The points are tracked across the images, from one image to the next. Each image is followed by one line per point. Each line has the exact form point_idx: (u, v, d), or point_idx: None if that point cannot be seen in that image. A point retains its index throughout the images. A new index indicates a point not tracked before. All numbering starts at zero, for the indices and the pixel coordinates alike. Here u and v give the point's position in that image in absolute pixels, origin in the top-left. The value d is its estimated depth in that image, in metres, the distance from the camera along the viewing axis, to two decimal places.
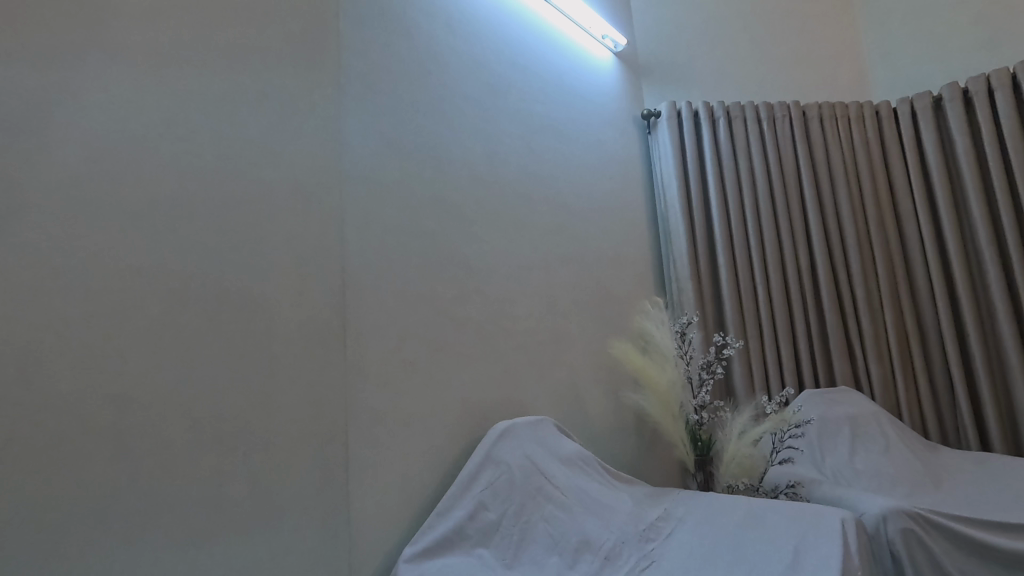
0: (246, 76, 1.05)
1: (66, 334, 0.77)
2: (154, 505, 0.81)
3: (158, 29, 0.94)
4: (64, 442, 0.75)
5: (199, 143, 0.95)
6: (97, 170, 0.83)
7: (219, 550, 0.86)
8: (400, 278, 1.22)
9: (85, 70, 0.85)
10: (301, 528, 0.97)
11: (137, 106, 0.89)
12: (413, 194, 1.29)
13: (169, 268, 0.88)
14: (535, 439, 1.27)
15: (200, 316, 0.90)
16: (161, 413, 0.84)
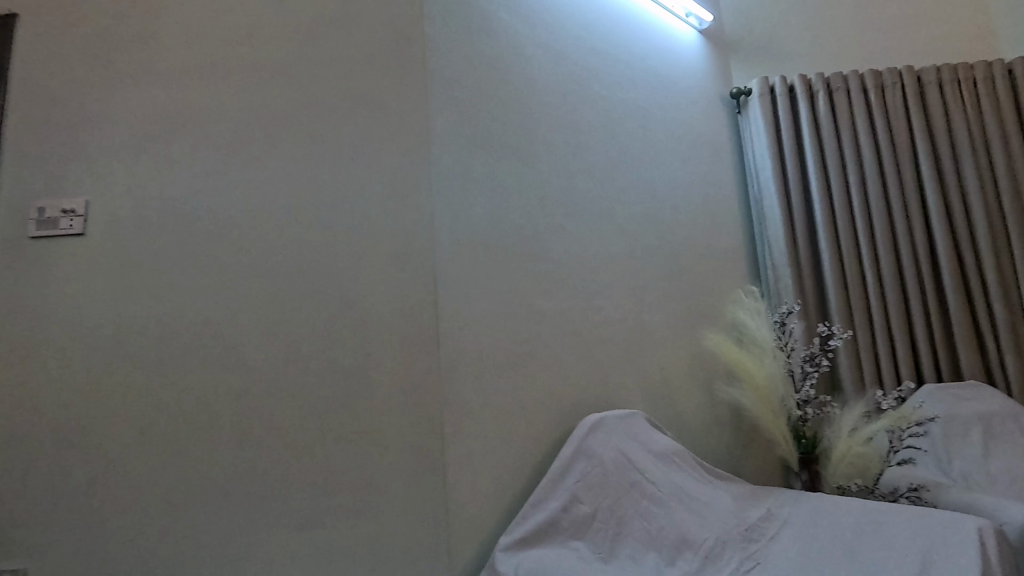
0: (340, 103, 1.23)
1: (243, 331, 1.15)
2: (296, 460, 1.10)
3: (283, 89, 1.24)
4: (244, 404, 1.12)
5: (311, 174, 1.20)
6: (253, 217, 1.20)
7: (332, 505, 1.08)
8: (489, 272, 1.23)
9: (248, 142, 1.23)
10: (395, 504, 1.07)
11: (274, 159, 1.22)
12: (498, 187, 1.30)
13: (297, 278, 1.16)
14: (627, 431, 1.24)
15: (315, 313, 1.14)
16: (295, 389, 1.12)
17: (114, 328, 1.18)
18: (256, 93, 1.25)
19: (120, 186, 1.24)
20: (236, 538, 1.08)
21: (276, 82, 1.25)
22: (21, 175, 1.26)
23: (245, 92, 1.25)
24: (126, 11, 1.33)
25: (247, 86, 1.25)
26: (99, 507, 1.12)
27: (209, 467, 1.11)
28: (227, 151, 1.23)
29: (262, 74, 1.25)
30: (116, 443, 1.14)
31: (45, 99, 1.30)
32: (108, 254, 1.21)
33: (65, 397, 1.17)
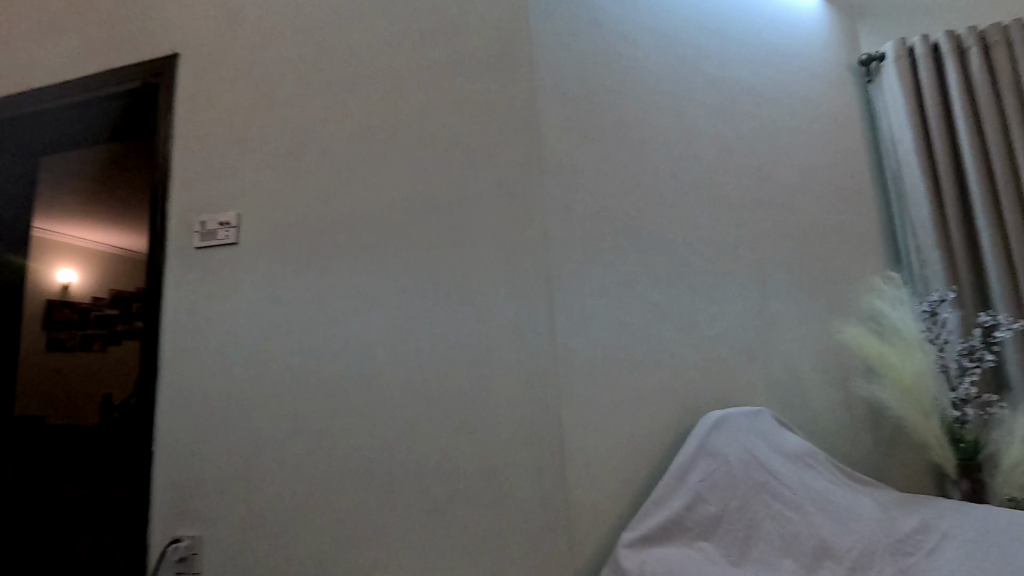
0: (451, 108, 1.28)
1: (371, 327, 1.24)
2: (422, 448, 1.16)
3: (399, 98, 1.32)
4: (374, 395, 1.21)
5: (426, 177, 1.26)
6: (376, 220, 1.28)
7: (457, 492, 1.13)
8: (601, 265, 1.22)
9: (369, 151, 1.31)
10: (515, 494, 1.10)
11: (392, 165, 1.29)
12: (607, 178, 1.28)
13: (418, 275, 1.23)
14: (755, 430, 1.15)
15: (435, 309, 1.20)
16: (419, 381, 1.19)
17: (263, 326, 1.32)
18: (375, 104, 1.33)
19: (264, 198, 1.38)
20: (370, 518, 1.17)
21: (393, 91, 1.33)
22: (189, 193, 1.45)
23: (365, 105, 1.34)
24: (263, 40, 1.47)
25: (367, 98, 1.34)
26: (259, 486, 1.26)
27: (346, 452, 1.21)
28: (352, 160, 1.32)
29: (380, 85, 1.34)
30: (269, 429, 1.27)
31: (204, 126, 1.48)
32: (257, 260, 1.36)
33: (228, 387, 1.32)
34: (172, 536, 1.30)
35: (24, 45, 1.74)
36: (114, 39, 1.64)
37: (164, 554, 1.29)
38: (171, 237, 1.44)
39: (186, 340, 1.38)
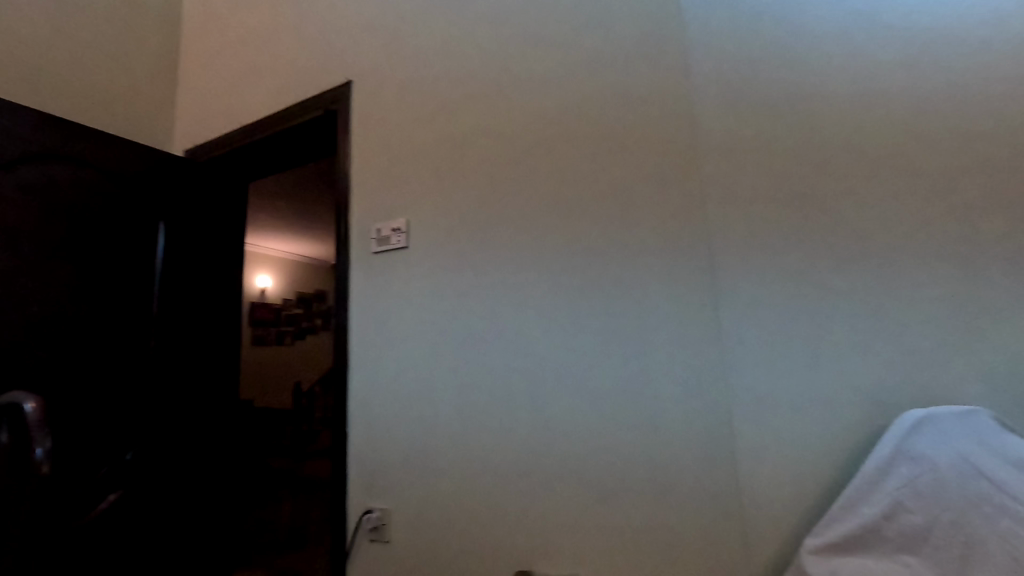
0: (602, 109, 1.32)
1: (532, 321, 1.32)
2: (585, 436, 1.21)
3: (550, 103, 1.38)
4: (538, 385, 1.28)
5: (579, 177, 1.31)
6: (533, 221, 1.36)
7: (621, 480, 1.16)
8: (767, 252, 1.13)
9: (524, 157, 1.39)
10: (682, 486, 1.10)
11: (545, 169, 1.36)
12: (772, 154, 1.16)
13: (574, 272, 1.28)
14: (974, 433, 0.90)
15: (595, 305, 1.25)
16: (580, 372, 1.24)
17: (434, 322, 1.46)
18: (530, 110, 1.41)
19: (432, 207, 1.52)
20: (538, 503, 1.24)
21: (545, 97, 1.39)
22: (366, 205, 1.63)
23: (521, 113, 1.42)
24: (424, 61, 1.61)
25: (522, 107, 1.42)
26: (435, 466, 1.39)
27: (513, 437, 1.30)
28: (508, 166, 1.41)
29: (533, 93, 1.41)
30: (443, 415, 1.41)
31: (376, 144, 1.65)
32: (428, 262, 1.50)
33: (407, 376, 1.48)
34: (365, 507, 1.48)
35: (232, 90, 2.07)
36: (298, 74, 1.88)
37: (359, 523, 1.48)
38: (354, 245, 1.63)
39: (367, 335, 1.56)
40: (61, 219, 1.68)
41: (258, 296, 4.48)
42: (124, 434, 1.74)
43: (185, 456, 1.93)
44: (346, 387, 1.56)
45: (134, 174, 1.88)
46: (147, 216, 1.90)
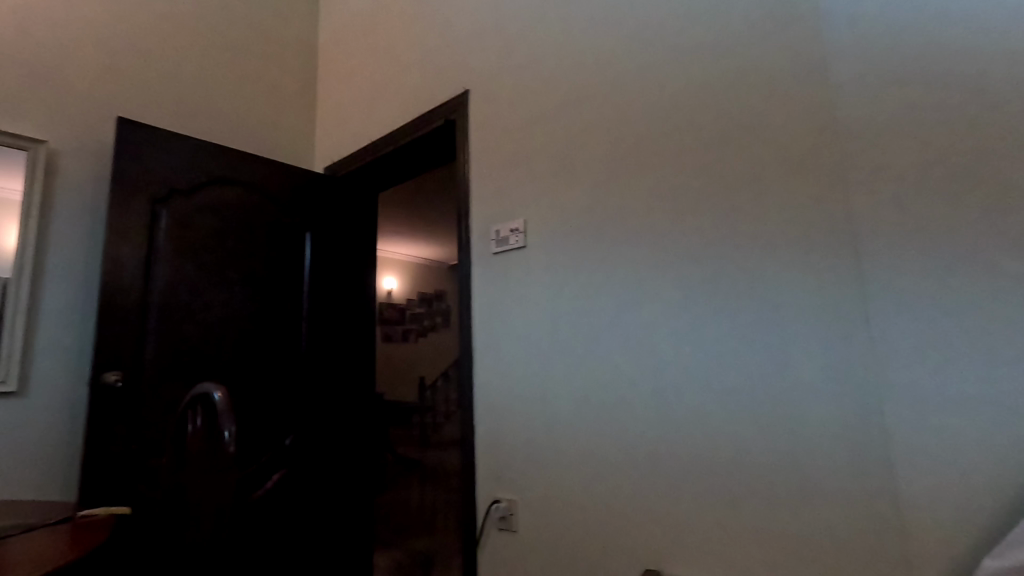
0: (721, 91, 1.25)
1: (655, 316, 1.30)
2: (713, 433, 1.17)
3: (665, 92, 1.35)
4: (660, 381, 1.26)
5: (700, 167, 1.27)
6: (652, 214, 1.33)
7: (755, 482, 1.10)
8: (927, 230, 0.97)
9: (639, 150, 1.38)
10: (829, 491, 1.03)
11: (662, 161, 1.33)
12: (930, 117, 0.99)
13: (696, 265, 1.24)
14: None
15: (724, 301, 1.19)
16: (706, 368, 1.20)
17: (554, 319, 1.49)
18: (646, 103, 1.39)
19: (549, 206, 1.55)
20: (665, 502, 1.22)
21: (659, 87, 1.36)
22: (485, 208, 1.71)
23: (636, 106, 1.40)
24: (537, 64, 1.64)
25: (638, 100, 1.40)
26: (559, 459, 1.43)
27: (637, 433, 1.29)
28: (624, 162, 1.40)
29: (648, 86, 1.39)
30: (566, 410, 1.43)
31: (493, 149, 1.72)
32: (547, 260, 1.53)
33: (530, 372, 1.53)
34: (492, 497, 1.55)
35: (364, 109, 2.27)
36: (420, 90, 2.01)
37: (488, 512, 1.55)
38: (475, 246, 1.71)
39: (491, 331, 1.63)
40: (231, 237, 1.96)
41: (386, 297, 4.85)
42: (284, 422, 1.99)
43: (337, 441, 2.14)
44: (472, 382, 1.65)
45: (286, 192, 2.14)
46: (298, 229, 2.15)
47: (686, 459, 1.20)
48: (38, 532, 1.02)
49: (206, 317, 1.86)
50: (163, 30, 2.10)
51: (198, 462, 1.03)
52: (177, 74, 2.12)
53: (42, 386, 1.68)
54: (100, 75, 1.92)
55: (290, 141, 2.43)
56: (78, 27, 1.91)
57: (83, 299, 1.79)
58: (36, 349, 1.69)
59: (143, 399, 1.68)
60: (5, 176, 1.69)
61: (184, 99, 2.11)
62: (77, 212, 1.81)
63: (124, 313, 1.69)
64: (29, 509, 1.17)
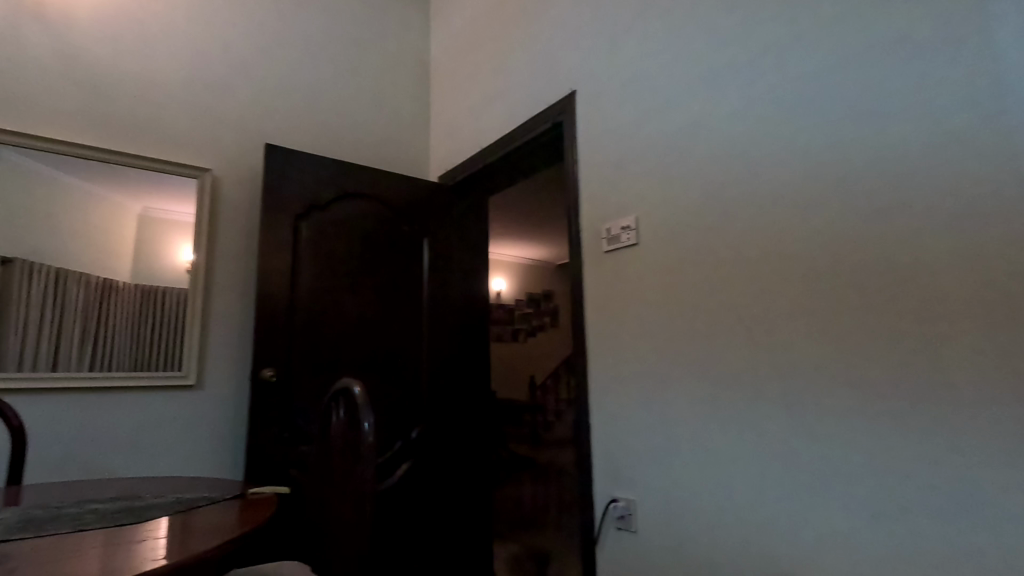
0: (854, 63, 1.13)
1: (779, 312, 1.21)
2: (854, 441, 1.06)
3: (783, 72, 1.25)
4: (789, 383, 1.17)
5: (825, 147, 1.16)
6: (774, 203, 1.24)
7: (903, 495, 0.99)
8: None
9: (758, 136, 1.28)
10: (996, 504, 0.89)
11: (784, 147, 1.23)
12: None
13: (829, 258, 1.13)
14: None
15: (855, 293, 1.08)
16: (840, 367, 1.09)
17: (667, 317, 1.45)
18: (760, 86, 1.30)
19: (660, 202, 1.51)
20: (794, 511, 1.14)
21: (779, 67, 1.26)
22: (594, 207, 1.71)
23: (752, 90, 1.32)
24: (644, 56, 1.61)
25: (752, 83, 1.32)
26: (675, 460, 1.39)
27: (764, 438, 1.20)
28: (743, 149, 1.31)
29: (763, 66, 1.30)
30: (684, 411, 1.38)
31: (600, 147, 1.71)
32: (657, 257, 1.50)
33: (642, 372, 1.50)
34: (610, 496, 1.55)
35: (472, 119, 2.37)
36: (526, 94, 2.05)
37: (606, 511, 1.55)
38: (586, 246, 1.71)
39: (603, 330, 1.63)
40: (361, 247, 2.15)
41: (496, 298, 5.00)
42: (409, 416, 2.15)
43: (456, 436, 2.25)
44: (585, 380, 1.66)
45: (405, 202, 2.29)
46: (416, 236, 2.29)
47: (815, 467, 1.11)
48: (218, 505, 1.20)
49: (340, 320, 2.05)
50: (297, 64, 2.34)
51: (342, 452, 1.12)
52: (309, 101, 2.35)
53: (213, 381, 1.96)
54: (249, 109, 2.19)
55: (408, 154, 2.59)
56: (231, 69, 2.18)
57: (242, 305, 2.05)
58: (207, 349, 1.96)
59: (290, 393, 1.90)
60: (180, 202, 1.98)
61: (316, 124, 2.35)
62: (235, 230, 2.08)
63: (272, 316, 1.92)
64: (210, 485, 1.37)
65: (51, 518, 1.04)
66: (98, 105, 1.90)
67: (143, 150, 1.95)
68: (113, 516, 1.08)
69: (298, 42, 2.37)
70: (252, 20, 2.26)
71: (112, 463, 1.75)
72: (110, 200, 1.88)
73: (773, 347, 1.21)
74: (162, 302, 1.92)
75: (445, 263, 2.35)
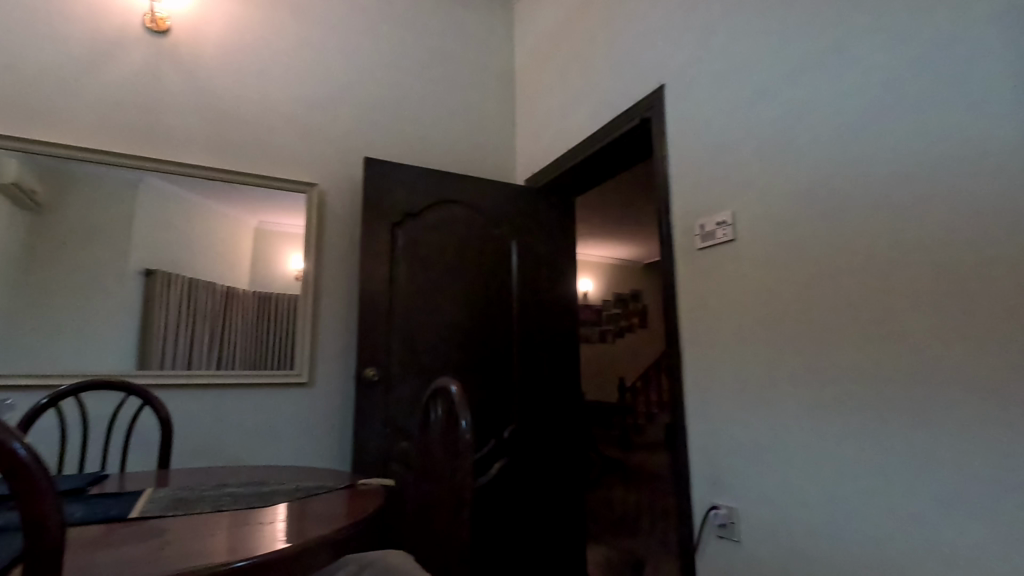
0: (988, 32, 1.01)
1: (900, 310, 1.10)
2: (1001, 456, 0.94)
3: (899, 48, 1.15)
4: (913, 387, 1.07)
5: (953, 127, 1.05)
6: (891, 192, 1.13)
7: None
8: None
9: (872, 119, 1.18)
10: None
11: (902, 129, 1.13)
12: None
13: (965, 249, 1.01)
14: None
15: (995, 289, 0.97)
16: (976, 370, 0.98)
17: (768, 317, 1.38)
18: (872, 67, 1.20)
19: (759, 195, 1.43)
20: (922, 528, 1.04)
21: (894, 43, 1.16)
22: (687, 204, 1.65)
23: (862, 71, 1.22)
24: (738, 44, 1.54)
25: (863, 63, 1.22)
26: (781, 468, 1.31)
27: (887, 450, 1.10)
28: (855, 134, 1.21)
29: (876, 45, 1.19)
30: (790, 416, 1.30)
31: (692, 141, 1.66)
32: (756, 254, 1.42)
33: (742, 374, 1.43)
34: (710, 504, 1.49)
35: (559, 121, 2.38)
36: (614, 93, 2.03)
37: (705, 519, 1.49)
38: (678, 244, 1.67)
39: (698, 330, 1.57)
40: (453, 252, 2.23)
41: (583, 299, 4.96)
42: (501, 416, 2.19)
43: (548, 436, 2.26)
44: (680, 383, 1.61)
45: (493, 207, 2.34)
46: (505, 240, 2.34)
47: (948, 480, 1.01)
48: (333, 493, 1.30)
49: (434, 322, 2.14)
50: (390, 79, 2.47)
51: (442, 449, 1.17)
52: (402, 114, 2.47)
53: (322, 380, 2.11)
54: (349, 126, 2.35)
55: (494, 160, 2.65)
56: (332, 89, 2.35)
57: (346, 309, 2.20)
58: (318, 350, 2.12)
59: (391, 393, 2.01)
60: (290, 215, 2.16)
61: (408, 135, 2.46)
62: (339, 239, 2.23)
63: (375, 319, 2.04)
64: (325, 475, 1.49)
65: (196, 499, 1.17)
66: (222, 131, 2.12)
67: (260, 170, 2.15)
68: (245, 499, 1.20)
69: (391, 59, 2.49)
70: (349, 42, 2.42)
71: (239, 453, 1.94)
72: (230, 216, 2.08)
73: (896, 347, 1.10)
74: (276, 307, 2.10)
75: (534, 266, 2.38)
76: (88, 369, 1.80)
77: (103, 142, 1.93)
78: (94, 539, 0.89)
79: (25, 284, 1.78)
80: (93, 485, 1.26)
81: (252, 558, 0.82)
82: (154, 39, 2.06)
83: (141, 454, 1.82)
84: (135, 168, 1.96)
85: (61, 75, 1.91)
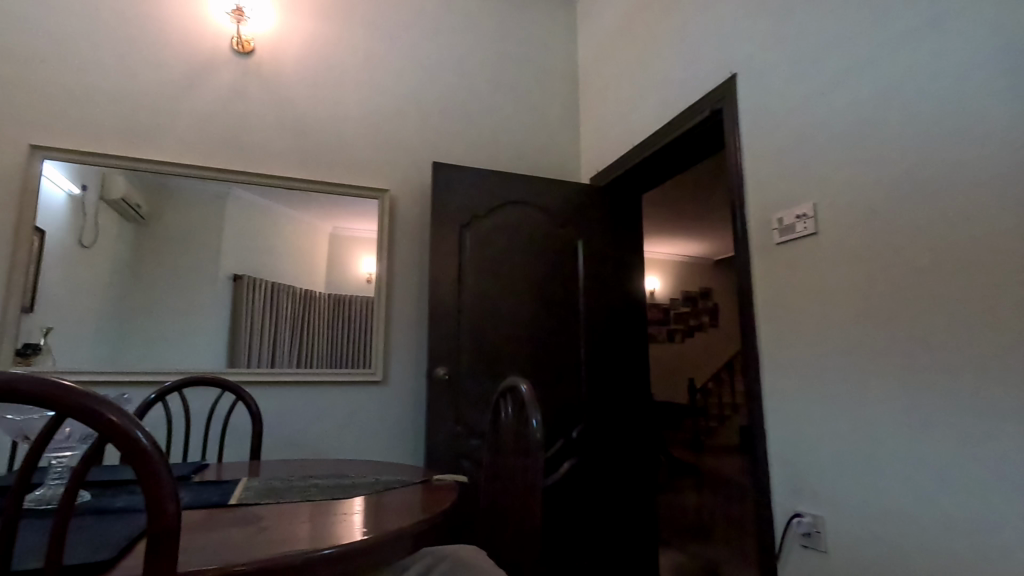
0: None
1: (1011, 305, 1.00)
2: None
3: (1006, 17, 1.04)
4: None
5: None
6: (999, 175, 1.03)
7: None
8: None
9: (976, 98, 1.08)
10: None
11: (1010, 106, 1.02)
12: None
13: None
14: None
15: None
16: None
17: (853, 314, 1.29)
18: (972, 39, 1.09)
19: (841, 185, 1.34)
20: None
21: (998, 13, 1.05)
22: (763, 197, 1.58)
23: (959, 44, 1.11)
24: (816, 25, 1.45)
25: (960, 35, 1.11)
26: (872, 475, 1.23)
27: (1000, 459, 1.00)
28: (954, 115, 1.11)
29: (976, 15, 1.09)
30: (882, 420, 1.21)
31: (767, 131, 1.58)
32: (840, 247, 1.33)
33: (825, 375, 1.35)
34: (793, 510, 1.41)
35: (624, 117, 2.35)
36: (682, 85, 1.98)
37: (788, 526, 1.42)
38: (755, 238, 1.60)
39: (776, 329, 1.50)
40: (519, 252, 2.24)
41: (650, 297, 4.86)
42: (569, 415, 2.18)
43: (616, 436, 2.23)
44: (757, 384, 1.54)
45: (558, 206, 2.34)
46: (571, 239, 2.33)
47: None
48: (409, 487, 1.34)
49: (501, 322, 2.17)
50: (455, 84, 2.52)
51: (514, 448, 1.18)
52: (467, 118, 2.51)
53: (396, 378, 2.19)
54: (417, 132, 2.42)
55: (559, 159, 2.65)
56: (400, 97, 2.42)
57: (417, 310, 2.27)
58: (391, 349, 2.20)
59: (460, 392, 2.06)
60: (363, 220, 2.26)
61: (474, 139, 2.51)
62: (410, 242, 2.31)
63: (444, 319, 2.09)
64: (401, 470, 1.55)
65: (285, 489, 1.25)
66: (301, 143, 2.24)
67: (335, 178, 2.26)
68: (329, 490, 1.27)
69: (456, 64, 2.55)
70: (416, 51, 2.49)
71: (320, 447, 2.05)
72: (309, 223, 2.20)
73: (1009, 346, 1.00)
74: (351, 308, 2.19)
75: (600, 264, 2.35)
76: (188, 367, 1.96)
77: (196, 157, 2.09)
78: (202, 522, 0.97)
79: (134, 290, 1.96)
80: (196, 473, 1.38)
81: (338, 547, 0.87)
82: (240, 60, 2.21)
83: (235, 446, 1.96)
84: (225, 181, 2.11)
85: (162, 99, 2.09)
